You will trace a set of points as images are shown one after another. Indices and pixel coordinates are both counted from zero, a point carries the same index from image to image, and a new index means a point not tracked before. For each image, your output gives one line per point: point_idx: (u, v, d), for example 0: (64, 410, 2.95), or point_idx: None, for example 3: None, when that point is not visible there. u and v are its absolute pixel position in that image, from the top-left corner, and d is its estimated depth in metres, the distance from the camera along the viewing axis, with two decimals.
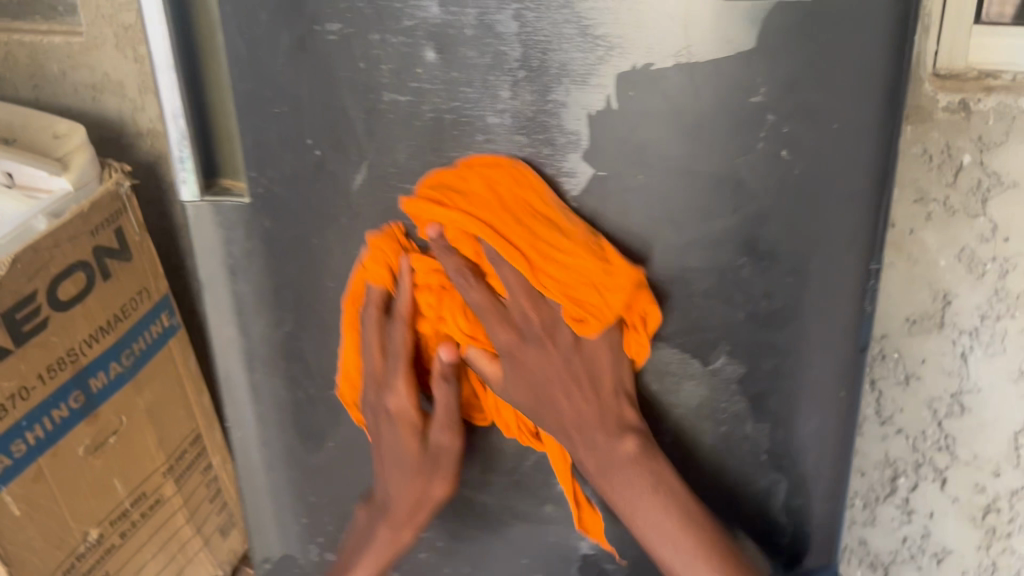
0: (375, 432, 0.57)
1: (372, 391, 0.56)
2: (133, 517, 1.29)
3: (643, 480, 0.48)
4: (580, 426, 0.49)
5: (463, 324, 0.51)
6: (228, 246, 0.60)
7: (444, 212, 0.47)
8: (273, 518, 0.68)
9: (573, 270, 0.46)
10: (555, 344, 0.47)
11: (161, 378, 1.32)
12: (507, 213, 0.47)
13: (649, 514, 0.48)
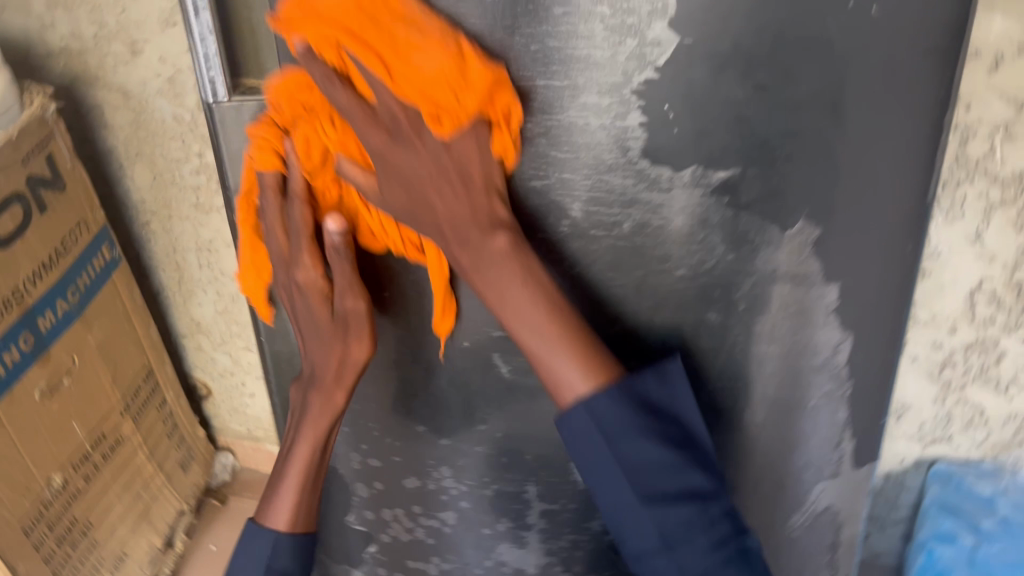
0: (290, 299, 0.59)
1: (282, 270, 0.58)
2: (93, 459, 1.25)
3: (516, 271, 0.49)
4: (451, 228, 0.49)
5: (332, 138, 0.51)
6: None
7: (303, 26, 0.47)
8: None
9: (428, 65, 0.46)
10: (422, 141, 0.47)
11: (110, 311, 1.26)
12: (367, 14, 0.46)
13: (523, 309, 0.49)
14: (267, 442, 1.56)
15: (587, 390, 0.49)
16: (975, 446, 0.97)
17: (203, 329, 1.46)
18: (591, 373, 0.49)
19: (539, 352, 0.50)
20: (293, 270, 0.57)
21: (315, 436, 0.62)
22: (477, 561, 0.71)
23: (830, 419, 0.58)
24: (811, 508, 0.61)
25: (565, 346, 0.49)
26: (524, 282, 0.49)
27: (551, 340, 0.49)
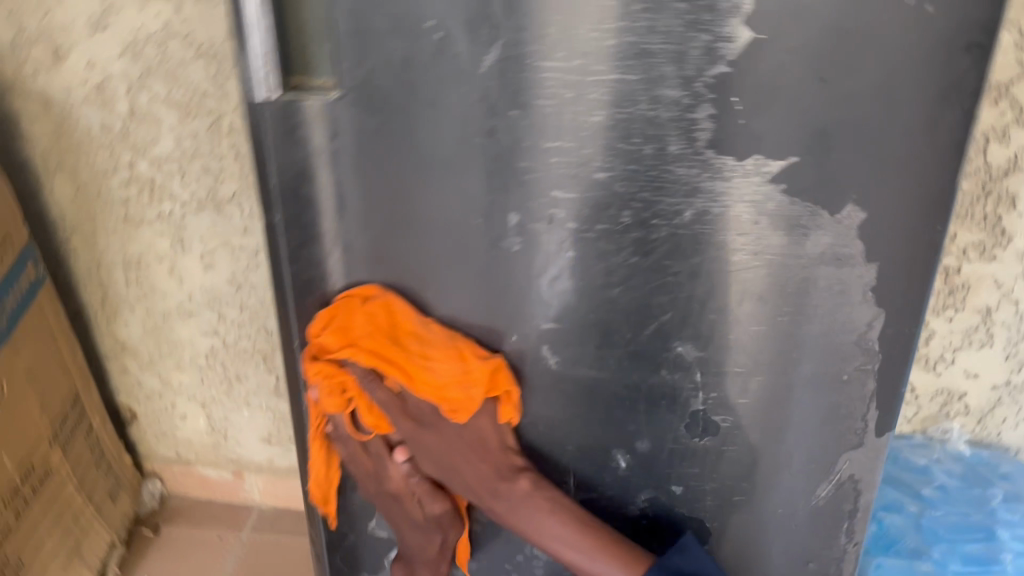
0: (387, 512, 0.69)
1: (372, 484, 0.67)
2: (23, 494, 1.16)
3: (540, 504, 0.64)
4: (484, 480, 0.64)
5: (371, 418, 0.64)
6: (315, 146, 0.56)
7: (346, 350, 0.61)
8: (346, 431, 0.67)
9: (438, 369, 0.61)
10: (442, 426, 0.63)
11: (36, 335, 1.18)
12: (392, 338, 0.61)
13: (551, 532, 0.64)
14: (199, 465, 1.50)
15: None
16: None
17: (129, 349, 1.39)
18: (625, 565, 0.63)
19: (572, 556, 0.64)
20: (383, 475, 0.67)
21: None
22: (506, 557, 0.72)
23: (861, 393, 0.62)
24: (834, 477, 0.66)
25: (602, 548, 0.63)
26: (553, 509, 0.64)
27: (587, 549, 0.64)
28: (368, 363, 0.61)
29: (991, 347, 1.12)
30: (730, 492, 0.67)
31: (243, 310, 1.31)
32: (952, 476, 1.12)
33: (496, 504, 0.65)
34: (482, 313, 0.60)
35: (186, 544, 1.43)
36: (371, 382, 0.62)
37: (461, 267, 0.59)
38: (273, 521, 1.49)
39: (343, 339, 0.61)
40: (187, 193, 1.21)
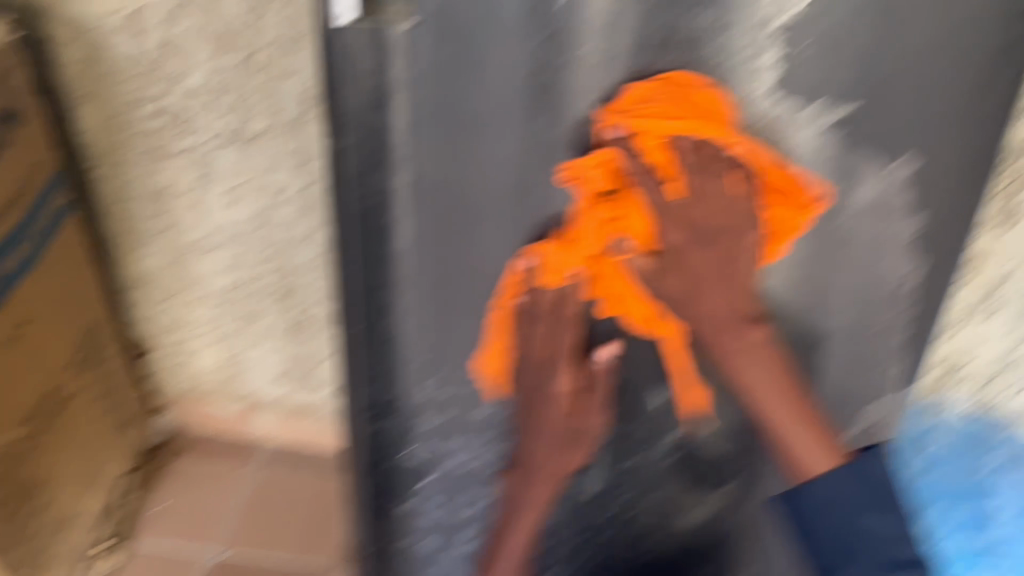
0: (530, 411, 0.71)
1: (541, 371, 0.69)
2: (42, 416, 1.17)
3: (764, 356, 0.66)
4: (724, 318, 0.64)
5: (636, 222, 0.61)
6: (385, 75, 0.55)
7: (641, 134, 0.58)
8: (393, 359, 0.69)
9: (736, 184, 0.60)
10: (718, 244, 0.61)
11: (62, 259, 1.18)
12: (693, 132, 0.58)
13: (763, 389, 0.67)
14: (212, 399, 1.52)
15: (828, 467, 0.68)
16: None
17: (146, 282, 1.40)
18: (830, 453, 0.68)
19: (780, 417, 0.68)
20: (550, 381, 0.69)
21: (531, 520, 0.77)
22: (538, 485, 0.75)
23: (887, 323, 0.69)
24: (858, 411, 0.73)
25: (806, 427, 0.68)
26: (771, 371, 0.66)
27: (791, 420, 0.68)
28: (659, 154, 0.59)
29: None
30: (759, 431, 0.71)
31: (266, 248, 1.32)
32: None
33: (726, 351, 0.65)
34: (536, 249, 0.63)
35: (202, 476, 1.49)
36: (649, 183, 0.59)
37: (523, 198, 0.61)
38: (280, 457, 1.52)
39: (645, 115, 0.58)
40: (210, 126, 1.21)
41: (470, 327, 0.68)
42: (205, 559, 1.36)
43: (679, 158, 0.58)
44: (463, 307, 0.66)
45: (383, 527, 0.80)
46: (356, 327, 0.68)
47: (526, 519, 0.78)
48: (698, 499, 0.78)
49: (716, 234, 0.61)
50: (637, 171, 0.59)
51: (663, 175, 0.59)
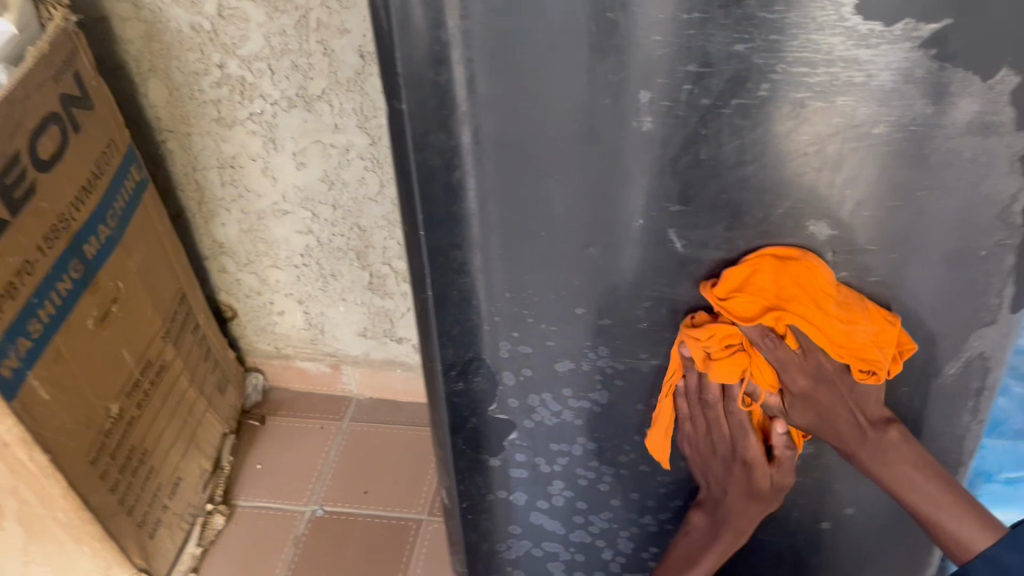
0: (721, 491, 0.73)
1: (721, 465, 0.71)
2: (144, 387, 1.22)
3: (907, 462, 0.64)
4: (855, 428, 0.64)
5: (761, 370, 0.63)
6: (438, 30, 0.54)
7: (747, 302, 0.60)
8: (470, 318, 0.68)
9: (853, 326, 0.60)
10: (840, 383, 0.63)
11: (143, 235, 1.21)
12: (796, 292, 0.60)
13: (917, 488, 0.64)
14: (297, 359, 1.55)
15: (987, 543, 0.62)
16: None
17: (227, 249, 1.43)
18: (987, 527, 0.63)
19: (931, 513, 0.64)
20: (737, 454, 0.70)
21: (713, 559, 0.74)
22: (625, 437, 0.74)
23: (999, 268, 0.61)
24: (963, 355, 0.66)
25: (958, 512, 0.63)
26: (915, 466, 0.64)
27: (944, 504, 0.63)
28: (770, 314, 0.60)
29: None
30: None
31: (337, 208, 1.33)
32: None
33: (861, 459, 0.65)
34: (610, 194, 0.60)
35: (291, 432, 1.51)
36: (767, 345, 0.61)
37: (589, 148, 0.58)
38: (369, 412, 1.55)
39: (740, 287, 0.60)
40: (277, 90, 1.21)
41: (548, 290, 0.66)
42: (307, 511, 1.38)
43: (801, 323, 0.60)
44: (537, 259, 0.64)
45: (467, 486, 0.80)
46: (430, 289, 0.67)
47: (701, 567, 0.75)
48: None
49: (834, 377, 0.62)
50: (754, 336, 0.61)
51: (779, 332, 0.61)
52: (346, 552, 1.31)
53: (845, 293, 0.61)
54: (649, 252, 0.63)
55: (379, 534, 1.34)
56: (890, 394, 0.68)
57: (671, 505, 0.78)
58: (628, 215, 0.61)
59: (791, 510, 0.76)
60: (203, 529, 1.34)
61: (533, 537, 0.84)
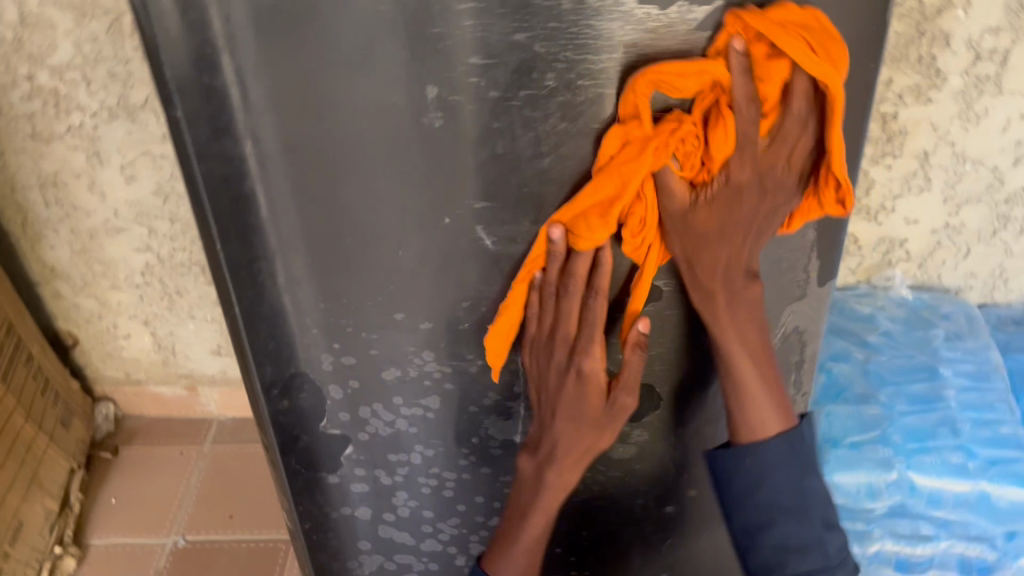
0: (552, 399, 0.64)
1: (561, 355, 0.62)
2: None
3: (748, 324, 0.62)
4: (727, 273, 0.59)
5: (709, 146, 0.53)
6: (203, 29, 0.51)
7: (761, 46, 0.50)
8: (284, 331, 0.65)
9: (826, 142, 0.54)
10: (770, 192, 0.56)
11: None
12: (828, 62, 0.50)
13: (743, 354, 0.63)
14: (151, 384, 1.47)
15: (783, 429, 0.64)
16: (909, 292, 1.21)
17: (60, 273, 1.34)
18: (787, 419, 0.64)
19: (755, 392, 0.63)
20: (580, 359, 0.61)
21: (550, 509, 0.67)
22: (461, 441, 0.71)
23: (800, 244, 0.62)
24: (781, 327, 0.66)
25: (773, 395, 0.64)
26: (744, 344, 0.63)
27: (756, 389, 0.63)
28: (766, 74, 0.51)
29: (930, 192, 1.13)
30: (678, 355, 0.66)
31: (174, 222, 1.26)
32: (896, 322, 1.17)
33: (715, 309, 0.61)
34: (413, 194, 0.57)
35: (148, 462, 1.43)
36: (750, 114, 0.51)
37: (383, 148, 0.55)
38: (233, 432, 1.48)
39: (766, 30, 0.50)
40: (96, 101, 1.13)
41: (364, 302, 0.63)
42: (167, 543, 1.30)
43: (811, 88, 0.50)
44: (346, 267, 0.61)
45: (308, 505, 0.76)
46: (237, 304, 0.63)
47: (545, 498, 0.67)
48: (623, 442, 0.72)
49: (772, 181, 0.55)
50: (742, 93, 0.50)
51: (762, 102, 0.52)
52: None
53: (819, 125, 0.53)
54: (459, 252, 0.60)
55: (245, 559, 1.28)
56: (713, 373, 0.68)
57: None
58: (433, 215, 0.58)
59: (636, 496, 0.76)
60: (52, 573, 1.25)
61: (384, 552, 0.80)
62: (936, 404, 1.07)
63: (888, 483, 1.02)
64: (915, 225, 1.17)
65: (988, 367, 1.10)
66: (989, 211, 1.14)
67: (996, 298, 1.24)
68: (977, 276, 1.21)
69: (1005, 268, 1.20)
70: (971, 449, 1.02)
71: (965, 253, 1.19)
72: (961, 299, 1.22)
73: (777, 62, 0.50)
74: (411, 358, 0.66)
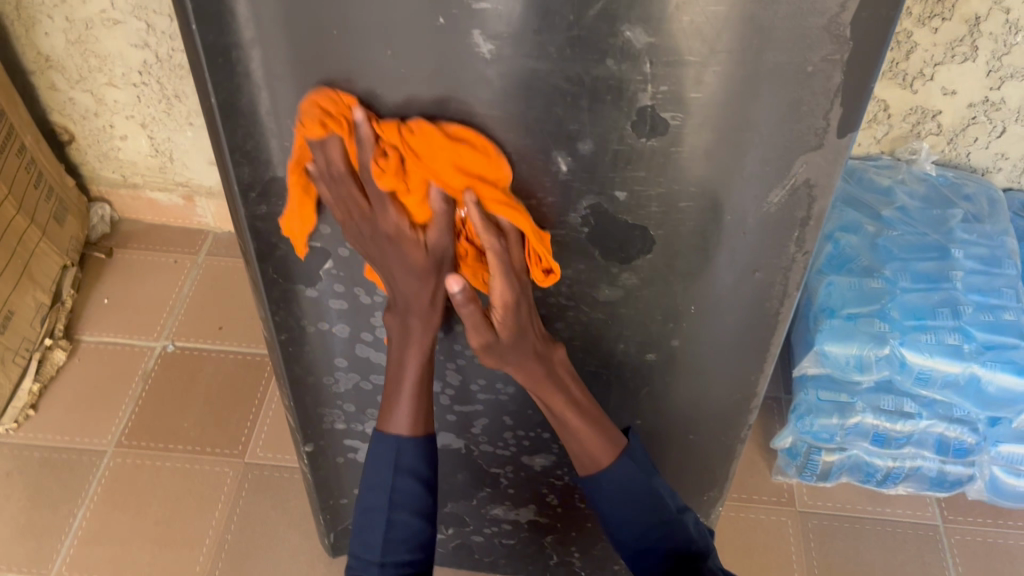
0: (382, 256, 0.65)
1: (377, 228, 0.63)
2: None
3: (556, 382, 0.71)
4: (523, 320, 0.67)
5: (398, 181, 0.60)
6: None
7: (426, 146, 0.59)
8: (264, 131, 0.61)
9: (523, 219, 0.62)
10: (517, 268, 0.64)
11: None
12: (463, 164, 0.59)
13: (555, 396, 0.72)
14: (146, 189, 1.45)
15: (609, 456, 0.73)
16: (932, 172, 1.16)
17: (54, 63, 1.28)
18: (602, 444, 0.73)
19: (565, 409, 0.72)
20: (386, 222, 0.62)
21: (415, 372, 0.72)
22: None
23: (824, 87, 0.57)
24: (788, 180, 0.62)
25: (586, 424, 0.72)
26: (569, 404, 0.72)
27: (583, 432, 0.72)
28: (430, 160, 0.59)
29: (974, 61, 1.05)
30: (677, 198, 0.63)
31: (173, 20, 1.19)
32: (913, 197, 1.13)
33: (529, 353, 0.69)
34: None
35: (140, 266, 1.43)
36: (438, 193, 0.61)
37: None
38: (227, 246, 1.47)
39: (424, 150, 0.59)
40: None
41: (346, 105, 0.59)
42: (155, 347, 1.32)
43: (449, 162, 0.59)
44: (332, 68, 0.57)
45: (284, 317, 0.75)
46: (215, 96, 0.59)
47: (410, 375, 0.72)
48: (611, 280, 0.69)
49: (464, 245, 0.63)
50: (393, 163, 0.59)
51: (426, 166, 0.59)
52: (198, 388, 1.27)
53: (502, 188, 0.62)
54: (454, 60, 0.56)
55: (233, 371, 1.29)
56: (709, 220, 0.64)
57: None
58: (426, 14, 0.53)
59: (618, 340, 0.74)
60: (41, 365, 1.25)
61: (360, 371, 0.80)
62: (940, 284, 1.03)
63: (878, 358, 1.02)
64: (951, 98, 1.10)
65: (1001, 252, 1.06)
66: None
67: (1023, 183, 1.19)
68: (1008, 158, 1.16)
69: None
70: (969, 331, 1.00)
71: (999, 132, 1.13)
72: (987, 180, 1.17)
73: (426, 138, 0.58)
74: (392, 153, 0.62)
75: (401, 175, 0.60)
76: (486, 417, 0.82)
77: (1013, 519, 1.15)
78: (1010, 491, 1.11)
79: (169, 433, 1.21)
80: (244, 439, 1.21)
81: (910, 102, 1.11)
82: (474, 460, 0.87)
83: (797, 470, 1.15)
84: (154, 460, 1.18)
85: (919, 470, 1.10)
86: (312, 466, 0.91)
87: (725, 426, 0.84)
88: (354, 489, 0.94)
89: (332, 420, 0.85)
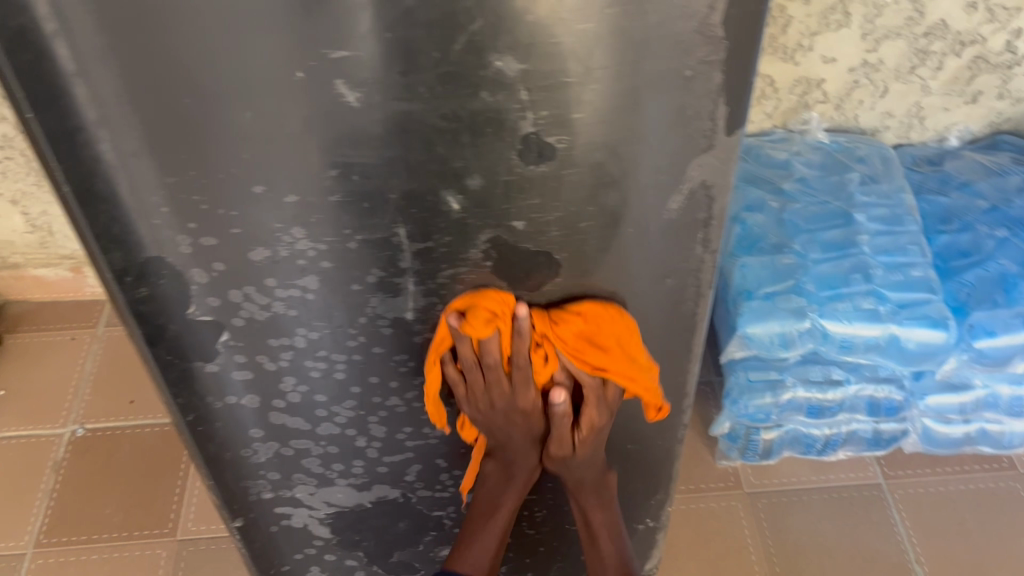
0: (507, 416, 0.71)
1: (508, 399, 0.68)
2: None
3: (602, 507, 0.81)
4: (594, 466, 0.77)
5: (540, 359, 0.65)
6: None
7: (568, 337, 0.64)
8: (128, 213, 0.57)
9: (646, 380, 0.69)
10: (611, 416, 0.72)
11: None
12: (604, 344, 0.65)
13: (599, 518, 0.81)
14: (30, 267, 1.36)
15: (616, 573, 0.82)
16: (826, 140, 1.17)
17: None
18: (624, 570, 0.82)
19: (604, 534, 0.82)
20: (521, 397, 0.68)
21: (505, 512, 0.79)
22: (348, 321, 0.66)
23: (706, 88, 0.55)
24: (684, 184, 0.61)
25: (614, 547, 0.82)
26: (604, 526, 0.82)
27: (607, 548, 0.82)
28: (580, 347, 0.64)
29: (849, 28, 1.06)
30: (576, 220, 0.61)
31: None
32: (811, 167, 1.14)
33: (587, 489, 0.79)
34: (257, 46, 0.49)
35: (36, 349, 1.34)
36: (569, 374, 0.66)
37: None
38: None
39: (569, 337, 0.64)
40: None
41: (213, 175, 0.55)
42: (64, 434, 1.24)
43: (587, 346, 0.65)
44: (191, 138, 0.53)
45: (188, 398, 0.70)
46: (68, 184, 0.54)
47: (494, 524, 0.79)
48: None
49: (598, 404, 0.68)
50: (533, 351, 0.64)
51: (570, 349, 0.64)
52: (116, 469, 1.20)
53: (633, 345, 0.67)
54: (319, 113, 0.52)
55: (151, 445, 1.23)
56: (614, 236, 0.62)
57: (417, 383, 0.71)
58: (281, 69, 0.50)
59: None
60: None
61: (279, 439, 0.75)
62: (849, 250, 1.05)
63: (800, 332, 1.01)
64: (832, 65, 1.11)
65: (901, 210, 1.08)
66: (908, 46, 1.09)
67: (911, 138, 1.22)
68: (894, 115, 1.18)
69: (922, 106, 1.17)
70: (882, 293, 1.01)
71: (883, 92, 1.15)
72: (877, 140, 1.19)
73: (571, 329, 0.64)
74: (267, 257, 0.60)
75: (544, 355, 0.65)
76: (419, 464, 0.79)
77: (952, 465, 1.18)
78: (942, 439, 1.13)
79: (92, 524, 1.14)
80: (174, 515, 1.15)
81: (793, 74, 1.12)
82: (414, 507, 0.84)
83: (739, 452, 1.15)
84: (78, 553, 1.11)
85: (855, 434, 1.13)
86: (246, 540, 0.86)
87: (662, 432, 0.83)
88: (295, 555, 0.90)
89: (259, 491, 0.81)
